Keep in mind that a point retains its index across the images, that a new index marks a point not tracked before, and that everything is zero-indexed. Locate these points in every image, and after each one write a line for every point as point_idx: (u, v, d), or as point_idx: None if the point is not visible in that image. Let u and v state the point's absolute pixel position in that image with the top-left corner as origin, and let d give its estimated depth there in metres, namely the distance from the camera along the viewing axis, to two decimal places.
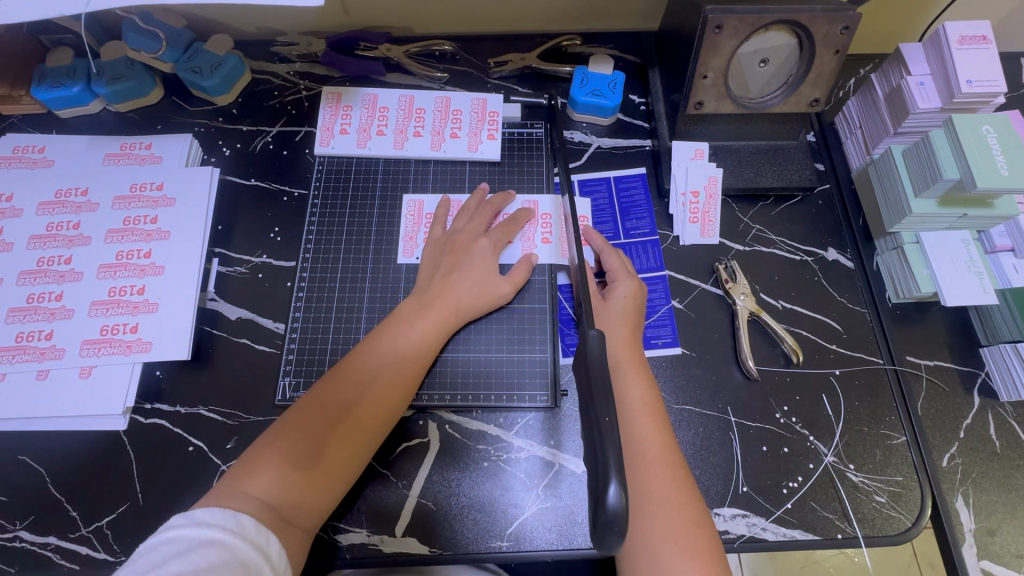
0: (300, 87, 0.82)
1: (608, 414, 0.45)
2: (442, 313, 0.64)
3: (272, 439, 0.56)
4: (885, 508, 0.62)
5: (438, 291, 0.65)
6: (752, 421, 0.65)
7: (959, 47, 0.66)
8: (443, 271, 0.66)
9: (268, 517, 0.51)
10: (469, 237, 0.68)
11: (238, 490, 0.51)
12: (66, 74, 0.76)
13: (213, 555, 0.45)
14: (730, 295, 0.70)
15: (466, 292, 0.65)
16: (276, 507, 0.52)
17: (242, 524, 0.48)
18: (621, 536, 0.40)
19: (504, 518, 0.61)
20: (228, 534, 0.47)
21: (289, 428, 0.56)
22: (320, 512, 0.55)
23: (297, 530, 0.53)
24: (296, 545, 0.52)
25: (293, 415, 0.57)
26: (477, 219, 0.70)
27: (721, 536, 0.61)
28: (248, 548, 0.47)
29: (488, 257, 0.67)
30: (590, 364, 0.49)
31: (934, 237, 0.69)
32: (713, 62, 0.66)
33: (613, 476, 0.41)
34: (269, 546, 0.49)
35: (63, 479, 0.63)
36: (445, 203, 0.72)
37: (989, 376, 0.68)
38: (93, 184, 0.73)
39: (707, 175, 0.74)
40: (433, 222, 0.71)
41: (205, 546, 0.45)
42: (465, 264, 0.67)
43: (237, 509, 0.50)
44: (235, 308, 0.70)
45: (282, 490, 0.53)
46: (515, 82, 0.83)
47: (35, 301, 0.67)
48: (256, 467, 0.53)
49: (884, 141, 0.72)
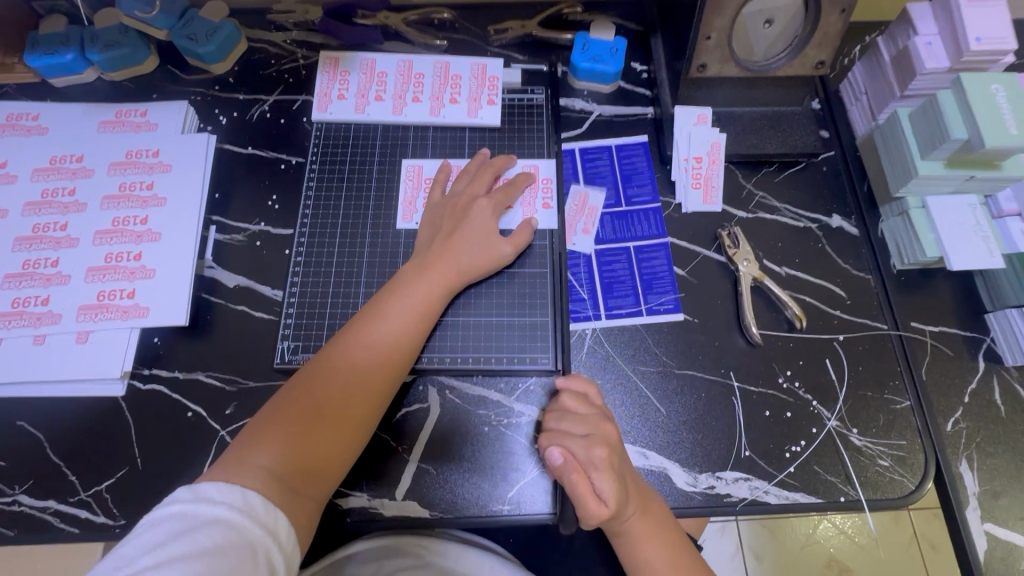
0: (297, 55, 0.81)
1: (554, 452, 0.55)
2: (442, 277, 0.63)
3: (276, 407, 0.55)
4: (888, 472, 0.62)
5: (437, 254, 0.64)
6: (755, 386, 0.65)
7: (968, 5, 0.65)
8: (443, 235, 0.65)
9: (276, 491, 0.50)
10: (469, 200, 0.67)
11: (245, 461, 0.51)
12: (59, 41, 0.75)
13: (218, 536, 0.45)
14: (733, 261, 0.69)
15: (467, 254, 0.65)
16: (283, 477, 0.51)
17: (249, 501, 0.48)
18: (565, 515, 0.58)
19: (505, 482, 0.61)
20: (235, 513, 0.47)
21: (293, 396, 0.56)
22: (329, 480, 0.55)
23: (307, 499, 0.53)
24: (304, 515, 0.52)
25: (296, 384, 0.57)
26: (477, 182, 0.69)
27: (722, 499, 0.60)
28: (254, 527, 0.47)
29: (488, 219, 0.66)
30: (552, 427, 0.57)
31: (939, 202, 0.68)
32: (717, 22, 0.65)
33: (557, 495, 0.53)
34: (276, 523, 0.48)
35: (61, 445, 0.62)
36: (445, 167, 0.71)
37: (995, 342, 0.67)
38: (88, 151, 0.72)
39: (711, 141, 0.73)
40: (433, 184, 0.71)
41: (210, 525, 0.45)
42: (464, 226, 0.66)
43: (244, 484, 0.49)
44: (233, 275, 0.70)
45: (289, 459, 0.53)
46: (515, 50, 0.82)
47: (31, 268, 0.67)
48: (261, 437, 0.53)
49: (890, 104, 0.71)
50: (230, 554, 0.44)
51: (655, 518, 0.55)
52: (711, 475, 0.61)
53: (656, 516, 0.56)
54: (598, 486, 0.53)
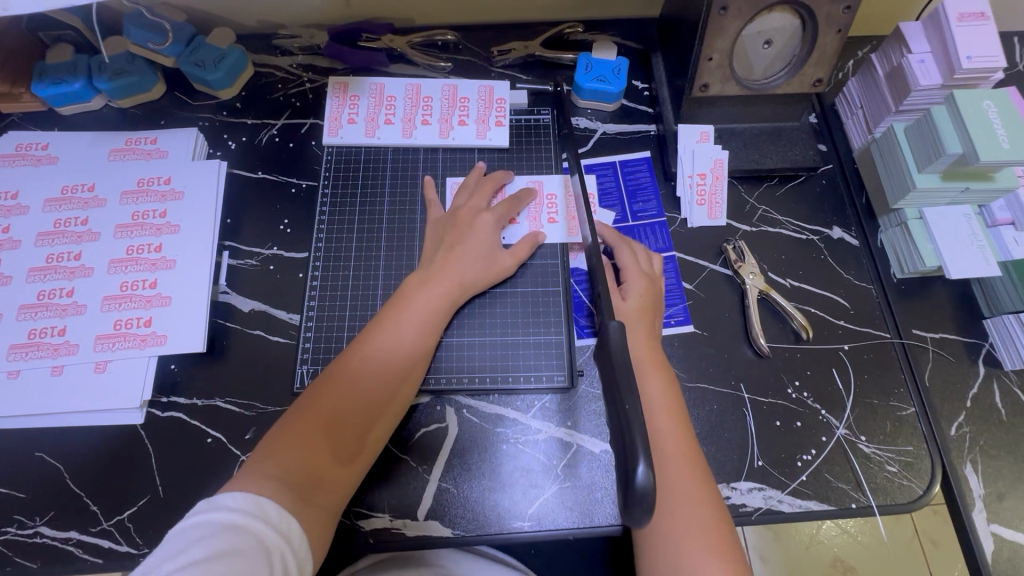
0: (304, 79, 0.83)
1: (629, 401, 0.43)
2: (445, 288, 0.64)
3: (285, 422, 0.56)
4: (897, 477, 0.64)
5: (439, 266, 0.65)
6: (765, 396, 0.67)
7: (959, 24, 0.67)
8: (445, 247, 0.67)
9: (289, 499, 0.51)
10: (470, 214, 0.69)
11: (255, 472, 0.51)
12: (67, 71, 0.76)
13: (235, 539, 0.45)
14: (739, 275, 0.71)
15: (470, 266, 0.66)
16: (295, 486, 0.52)
17: (263, 509, 0.48)
18: (649, 512, 0.39)
19: (525, 499, 0.62)
20: (249, 518, 0.47)
21: (303, 407, 0.56)
22: (340, 490, 0.55)
23: (319, 509, 0.53)
24: (317, 524, 0.52)
25: (304, 396, 0.57)
26: (478, 195, 0.71)
27: (739, 509, 0.62)
28: (269, 533, 0.48)
29: (490, 231, 0.68)
30: (613, 353, 0.47)
31: (936, 213, 0.70)
32: (718, 44, 0.67)
33: (642, 455, 0.40)
34: (290, 529, 0.49)
35: (82, 475, 0.62)
36: (428, 184, 0.73)
37: (994, 347, 0.69)
38: (100, 180, 0.72)
39: (714, 158, 0.75)
40: (429, 203, 0.72)
41: (226, 530, 0.46)
42: (467, 238, 0.67)
43: (256, 491, 0.50)
44: (247, 300, 0.70)
45: (300, 469, 0.53)
46: (518, 71, 0.84)
47: (46, 298, 0.67)
48: (271, 449, 0.53)
49: (886, 119, 0.73)
50: (245, 556, 0.44)
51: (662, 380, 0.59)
52: (725, 485, 0.63)
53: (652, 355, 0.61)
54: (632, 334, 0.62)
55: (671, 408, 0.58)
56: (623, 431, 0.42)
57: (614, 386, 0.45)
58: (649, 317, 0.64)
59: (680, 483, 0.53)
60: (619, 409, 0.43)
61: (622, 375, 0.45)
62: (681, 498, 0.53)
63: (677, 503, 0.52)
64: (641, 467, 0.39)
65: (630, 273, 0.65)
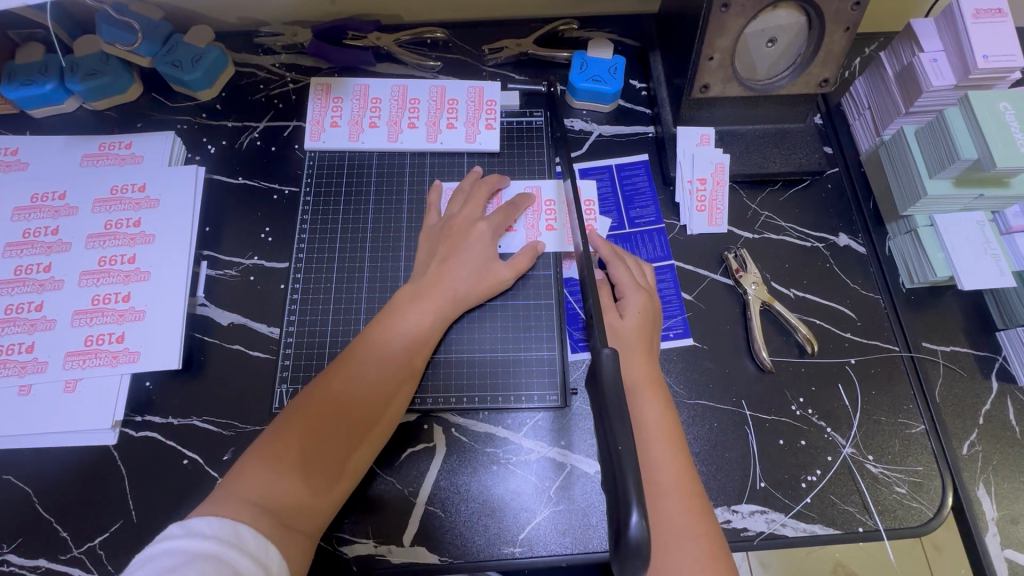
0: (287, 80, 0.79)
1: (622, 440, 0.41)
2: (438, 301, 0.61)
3: (266, 439, 0.52)
4: (906, 499, 0.61)
5: (433, 279, 0.62)
6: (768, 414, 0.63)
7: (974, 22, 0.63)
8: (438, 258, 0.64)
9: (268, 524, 0.47)
10: (465, 222, 0.66)
11: (232, 494, 0.48)
12: (38, 71, 0.72)
13: (209, 568, 0.41)
14: (741, 285, 0.68)
15: (464, 279, 0.63)
16: (275, 512, 0.48)
17: (240, 535, 0.45)
18: (643, 563, 0.37)
19: (516, 523, 0.59)
20: (226, 546, 0.44)
21: (286, 423, 0.53)
22: (322, 513, 0.52)
23: (300, 535, 0.49)
24: (297, 552, 0.49)
25: (288, 411, 0.54)
26: (473, 202, 0.67)
27: (740, 534, 0.59)
28: (245, 560, 0.44)
29: (486, 241, 0.65)
30: (605, 386, 0.44)
31: (948, 220, 0.67)
32: (720, 42, 0.63)
33: (634, 503, 0.38)
34: (268, 558, 0.45)
35: (51, 499, 0.59)
36: (438, 188, 0.70)
37: (1007, 361, 0.66)
38: (71, 187, 0.69)
39: (715, 161, 0.72)
40: (428, 208, 0.69)
41: (200, 559, 0.42)
42: (462, 249, 0.64)
43: (232, 517, 0.46)
44: (226, 312, 0.67)
45: (280, 492, 0.49)
46: (511, 69, 0.80)
47: (14, 312, 0.64)
48: (250, 469, 0.50)
49: (896, 120, 0.70)
50: None
51: (657, 404, 0.56)
52: (726, 508, 0.60)
53: (648, 376, 0.58)
54: (630, 347, 0.59)
55: (669, 433, 0.55)
56: (615, 473, 0.40)
57: (605, 420, 0.43)
58: (650, 330, 0.61)
59: (674, 516, 0.50)
60: (611, 448, 0.41)
61: (615, 411, 0.43)
62: (675, 532, 0.50)
63: (671, 534, 0.50)
64: (633, 516, 0.37)
65: (627, 288, 0.62)
